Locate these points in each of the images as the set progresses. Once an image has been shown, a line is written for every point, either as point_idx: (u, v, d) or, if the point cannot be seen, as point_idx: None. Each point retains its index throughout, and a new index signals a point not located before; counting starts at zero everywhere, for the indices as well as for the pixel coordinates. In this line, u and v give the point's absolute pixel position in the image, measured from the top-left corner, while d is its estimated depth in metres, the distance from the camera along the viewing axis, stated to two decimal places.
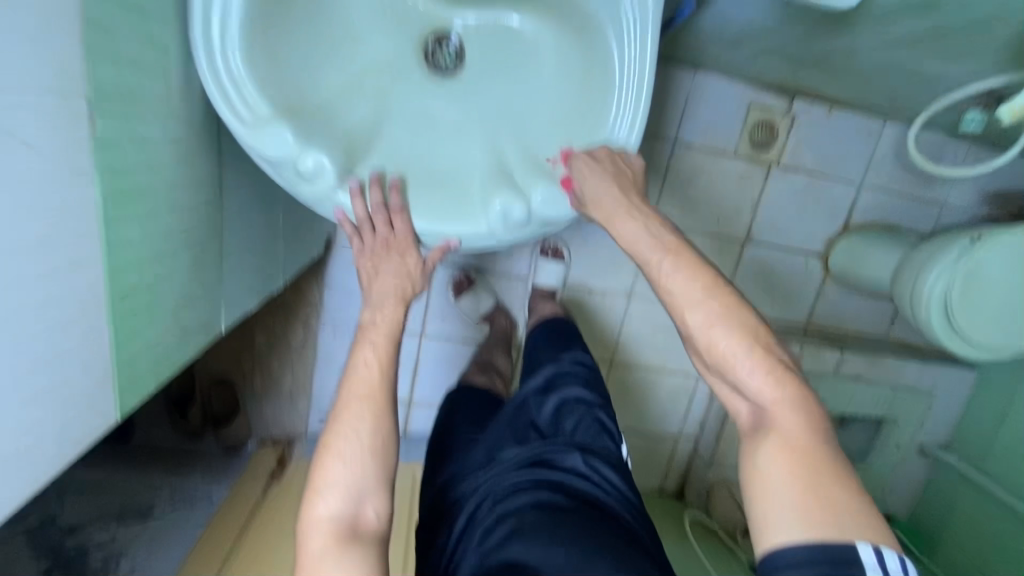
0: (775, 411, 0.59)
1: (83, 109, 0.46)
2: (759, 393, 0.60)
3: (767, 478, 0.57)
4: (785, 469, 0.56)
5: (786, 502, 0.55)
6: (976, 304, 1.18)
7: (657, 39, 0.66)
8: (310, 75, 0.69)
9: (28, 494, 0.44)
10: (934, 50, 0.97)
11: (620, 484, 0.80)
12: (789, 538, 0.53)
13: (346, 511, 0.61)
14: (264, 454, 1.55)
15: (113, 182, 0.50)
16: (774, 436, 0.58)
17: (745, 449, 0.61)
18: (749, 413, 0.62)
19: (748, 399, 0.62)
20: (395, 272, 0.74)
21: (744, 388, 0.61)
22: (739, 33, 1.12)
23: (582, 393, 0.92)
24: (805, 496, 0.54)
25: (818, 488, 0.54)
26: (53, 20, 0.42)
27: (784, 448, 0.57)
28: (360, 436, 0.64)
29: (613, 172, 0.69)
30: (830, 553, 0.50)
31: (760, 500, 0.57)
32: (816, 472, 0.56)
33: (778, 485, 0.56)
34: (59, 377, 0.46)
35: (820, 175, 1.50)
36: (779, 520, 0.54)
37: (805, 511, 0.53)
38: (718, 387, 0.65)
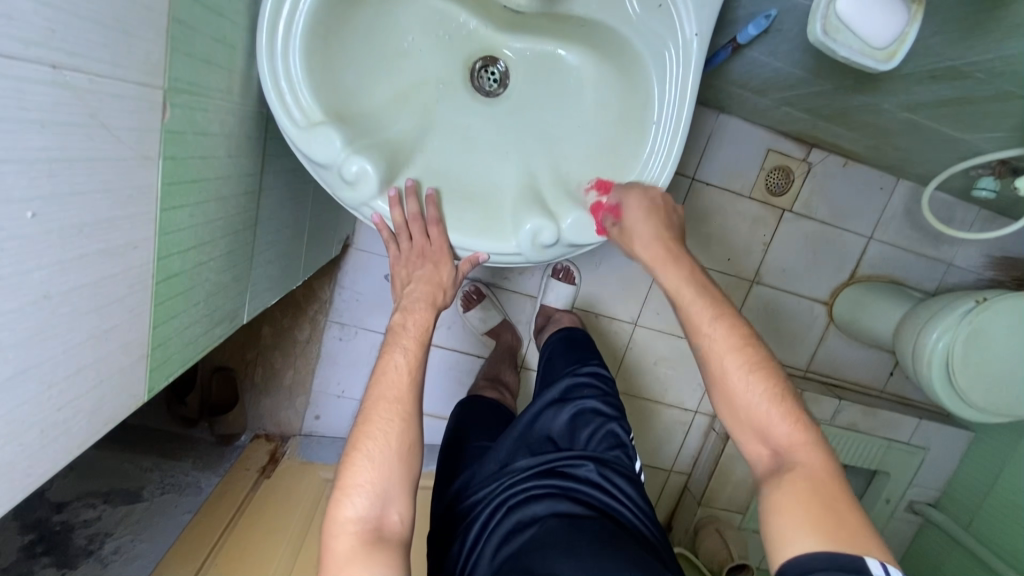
0: (794, 452, 0.65)
1: (158, 99, 0.48)
2: (780, 435, 0.66)
3: (784, 512, 0.61)
4: (804, 504, 0.60)
5: (805, 533, 0.58)
6: (977, 366, 1.19)
7: (700, 79, 0.68)
8: (361, 85, 0.71)
9: (62, 464, 0.46)
10: (955, 119, 1.01)
11: (633, 492, 0.83)
12: (804, 558, 0.57)
13: (371, 512, 0.62)
14: (258, 448, 1.53)
15: (174, 169, 0.52)
16: (793, 472, 0.63)
17: (765, 486, 0.65)
18: (771, 455, 0.66)
19: (769, 442, 0.66)
20: (427, 278, 0.76)
21: (765, 431, 0.67)
22: (766, 81, 1.15)
23: (599, 405, 0.93)
24: (820, 523, 0.58)
25: (837, 521, 0.58)
26: (147, 12, 0.44)
27: (805, 486, 0.61)
28: (387, 435, 0.66)
29: (654, 216, 0.72)
30: (837, 560, 0.55)
31: (779, 531, 0.60)
32: (835, 510, 0.59)
33: (792, 517, 0.60)
34: (104, 353, 0.47)
35: (831, 225, 1.54)
36: (796, 544, 0.59)
37: (825, 538, 0.57)
38: (737, 432, 0.70)
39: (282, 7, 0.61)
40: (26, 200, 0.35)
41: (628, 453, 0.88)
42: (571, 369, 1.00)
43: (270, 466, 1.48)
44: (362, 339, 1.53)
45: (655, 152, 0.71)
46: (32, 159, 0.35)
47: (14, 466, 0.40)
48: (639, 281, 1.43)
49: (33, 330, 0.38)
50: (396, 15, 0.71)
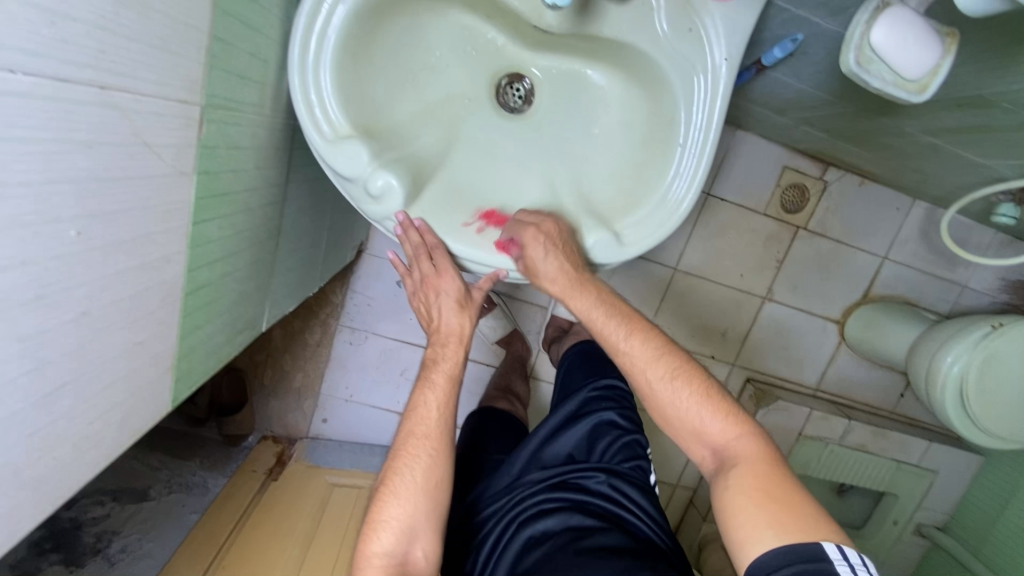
0: (732, 447, 0.70)
1: (195, 114, 0.48)
2: (717, 433, 0.71)
3: (737, 508, 0.64)
4: (749, 493, 0.65)
5: (758, 522, 0.62)
6: (991, 391, 1.18)
7: (728, 103, 0.67)
8: (388, 100, 0.71)
9: (90, 474, 0.46)
10: (978, 146, 1.00)
11: (646, 504, 0.82)
12: (765, 551, 0.60)
13: (397, 549, 0.67)
14: (266, 449, 1.53)
15: (206, 182, 0.53)
16: (736, 467, 0.68)
17: (716, 486, 0.69)
18: (712, 455, 0.72)
19: (708, 443, 0.72)
20: (451, 308, 0.77)
21: (703, 433, 0.72)
22: (786, 101, 1.15)
23: (617, 418, 0.91)
24: (769, 511, 0.62)
25: (780, 503, 0.63)
26: (190, 31, 0.44)
27: (746, 477, 0.66)
28: (416, 474, 0.70)
29: (557, 250, 0.72)
30: (795, 551, 0.58)
31: (737, 529, 0.64)
32: (776, 493, 0.64)
33: (745, 513, 0.63)
34: (134, 366, 0.48)
35: (845, 244, 1.53)
36: (755, 538, 0.61)
37: (779, 527, 0.61)
38: (682, 438, 0.75)
39: (315, 25, 0.62)
40: (71, 218, 0.36)
41: (642, 467, 0.86)
42: (588, 380, 0.98)
43: (278, 468, 1.50)
44: (372, 344, 1.53)
45: (679, 176, 0.70)
46: (78, 179, 0.36)
47: (46, 478, 0.40)
48: None
49: (70, 346, 0.39)
50: (425, 31, 0.71)
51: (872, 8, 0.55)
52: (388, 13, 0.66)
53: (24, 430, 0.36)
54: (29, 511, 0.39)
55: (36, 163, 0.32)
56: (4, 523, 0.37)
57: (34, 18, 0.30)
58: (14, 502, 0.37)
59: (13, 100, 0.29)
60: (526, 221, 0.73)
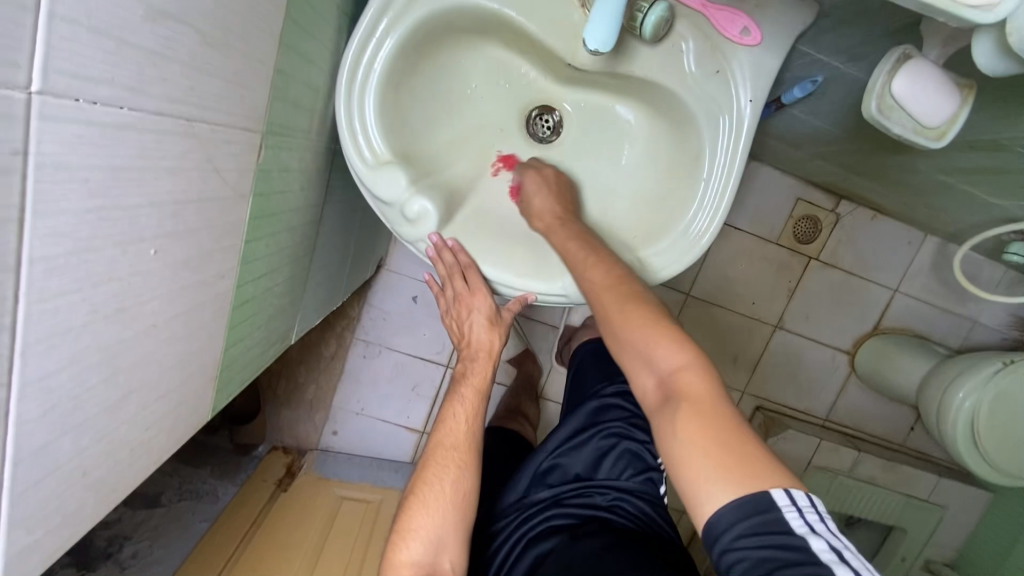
0: (684, 382, 0.59)
1: (255, 141, 0.51)
2: (667, 366, 0.61)
3: (684, 452, 0.55)
4: (696, 431, 0.55)
5: (705, 465, 0.53)
6: (1002, 427, 1.19)
7: (750, 142, 0.69)
8: (426, 129, 0.75)
9: (142, 478, 0.48)
10: (991, 186, 1.03)
11: (648, 510, 0.84)
12: (719, 504, 0.51)
13: (425, 559, 0.68)
14: (276, 460, 1.53)
15: (260, 203, 0.56)
16: (683, 403, 0.58)
17: (660, 423, 0.59)
18: (657, 388, 0.62)
19: (656, 371, 0.62)
20: (481, 324, 0.79)
21: (653, 360, 0.63)
22: (803, 135, 1.18)
23: (623, 429, 0.89)
24: (717, 455, 0.53)
25: (728, 443, 0.53)
26: (259, 66, 0.47)
27: (693, 414, 0.56)
28: (445, 485, 0.72)
29: (553, 190, 0.75)
30: (746, 501, 0.50)
31: (689, 481, 0.54)
32: (727, 433, 0.54)
33: (693, 460, 0.54)
34: (187, 375, 0.50)
35: (856, 275, 1.55)
36: (707, 485, 0.52)
37: (727, 471, 0.52)
38: (628, 367, 0.66)
39: (361, 60, 0.66)
40: (151, 237, 0.38)
41: (652, 479, 0.87)
42: (597, 391, 0.94)
43: (287, 479, 1.48)
44: (386, 358, 1.54)
45: (701, 211, 0.72)
46: (161, 203, 0.38)
47: (106, 481, 0.42)
48: None
49: (138, 356, 0.41)
50: (463, 65, 0.75)
51: (894, 59, 0.58)
52: (430, 49, 0.70)
53: (93, 435, 0.38)
54: (89, 513, 0.41)
55: (132, 189, 0.35)
56: (70, 523, 0.39)
57: (143, 61, 0.33)
58: (79, 502, 0.39)
59: (120, 132, 0.32)
60: (531, 165, 0.77)
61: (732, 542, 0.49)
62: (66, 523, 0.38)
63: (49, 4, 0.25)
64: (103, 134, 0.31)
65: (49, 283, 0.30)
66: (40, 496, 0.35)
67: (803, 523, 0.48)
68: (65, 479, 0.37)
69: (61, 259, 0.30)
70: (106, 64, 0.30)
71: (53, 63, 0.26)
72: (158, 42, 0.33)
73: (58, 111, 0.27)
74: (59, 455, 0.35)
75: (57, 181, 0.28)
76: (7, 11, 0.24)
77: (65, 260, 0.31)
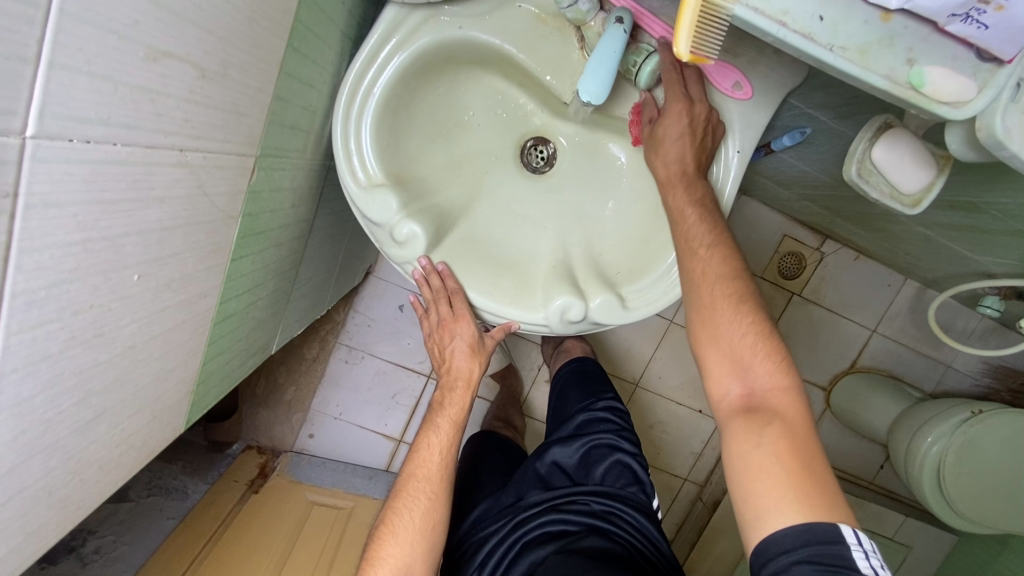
0: (772, 398, 0.64)
1: (249, 164, 0.51)
2: (758, 379, 0.65)
3: (760, 466, 0.61)
4: (782, 454, 0.61)
5: (783, 492, 0.59)
6: (968, 474, 1.20)
7: (735, 192, 0.70)
8: (420, 153, 0.76)
9: (110, 492, 0.48)
10: (967, 242, 1.06)
11: (644, 522, 0.79)
12: (783, 527, 0.57)
13: None
14: (249, 460, 1.49)
15: (249, 223, 0.56)
16: (776, 426, 0.62)
17: (739, 432, 0.64)
18: (744, 399, 0.66)
19: (749, 382, 0.66)
20: (462, 352, 0.81)
21: (747, 366, 0.66)
22: (791, 178, 1.21)
23: (616, 440, 0.85)
24: (790, 477, 0.60)
25: (808, 472, 0.60)
26: (258, 95, 0.48)
27: (784, 436, 0.62)
28: (415, 516, 0.73)
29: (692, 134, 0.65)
30: (815, 532, 0.56)
31: (758, 493, 0.60)
32: (808, 461, 0.60)
33: (767, 477, 0.60)
34: (162, 391, 0.50)
35: (836, 314, 1.57)
36: (780, 508, 0.58)
37: (802, 498, 0.58)
38: (715, 366, 0.68)
39: (360, 86, 0.67)
40: (136, 264, 0.39)
41: (645, 490, 0.83)
42: (584, 405, 0.91)
43: (260, 480, 1.44)
44: (369, 365, 1.53)
45: None
46: (146, 230, 0.39)
47: (73, 498, 0.42)
48: (654, 327, 1.38)
49: (114, 376, 0.41)
50: (462, 93, 0.75)
51: (873, 128, 0.61)
52: (431, 77, 0.71)
53: (61, 455, 0.39)
54: (54, 530, 0.41)
55: (119, 221, 0.35)
56: (34, 541, 0.39)
57: (141, 99, 0.33)
58: (42, 520, 0.39)
59: (113, 168, 0.33)
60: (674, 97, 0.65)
61: (792, 561, 0.55)
62: (28, 541, 0.38)
63: (50, 56, 0.26)
64: (94, 170, 0.31)
65: (29, 315, 0.31)
66: (5, 516, 0.35)
67: (866, 563, 0.54)
68: (31, 498, 0.37)
69: (42, 292, 0.31)
70: (101, 106, 0.30)
71: (49, 108, 0.27)
72: (155, 80, 0.34)
73: (50, 152, 0.28)
74: (27, 477, 0.36)
75: (43, 219, 0.29)
76: (7, 65, 0.24)
77: (47, 293, 0.31)
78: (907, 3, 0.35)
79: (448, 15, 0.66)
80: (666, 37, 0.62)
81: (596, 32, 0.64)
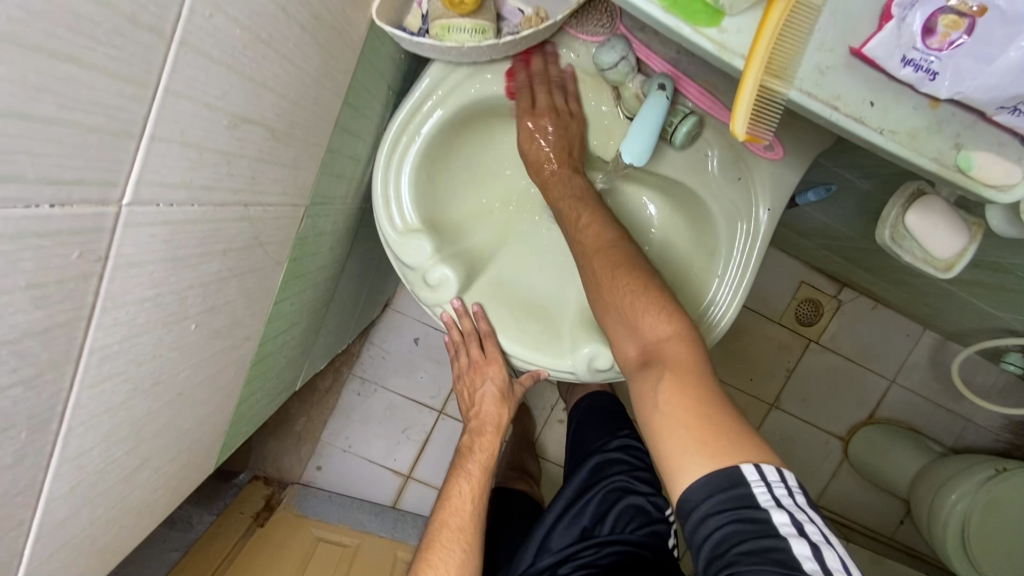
0: (667, 348, 0.56)
1: (299, 213, 0.53)
2: (651, 329, 0.58)
3: (663, 420, 0.51)
4: (672, 400, 0.51)
5: (689, 449, 0.48)
6: (996, 538, 1.11)
7: (767, 247, 0.69)
8: (453, 201, 0.77)
9: (141, 537, 0.47)
10: (988, 298, 1.05)
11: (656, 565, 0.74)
12: (691, 481, 0.47)
13: None
14: (257, 490, 1.40)
15: (294, 267, 0.57)
16: (666, 375, 0.54)
17: (640, 394, 0.56)
18: (641, 356, 0.58)
19: (642, 340, 0.59)
20: (492, 396, 0.81)
21: (637, 322, 0.59)
22: (812, 227, 1.21)
23: (627, 485, 0.80)
24: (694, 426, 0.49)
25: (710, 415, 0.49)
26: (314, 149, 0.50)
27: (675, 381, 0.53)
28: (449, 569, 0.72)
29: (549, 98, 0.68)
30: (722, 473, 0.45)
31: (666, 449, 0.50)
32: (707, 407, 0.50)
33: (672, 429, 0.50)
34: (199, 436, 0.50)
35: (855, 363, 1.55)
36: (684, 461, 0.48)
37: (705, 447, 0.47)
38: (615, 338, 0.62)
39: (401, 138, 0.69)
40: (194, 314, 0.40)
41: (659, 531, 0.78)
42: (599, 445, 0.87)
43: (265, 513, 1.35)
44: (380, 398, 1.48)
45: (713, 304, 0.72)
46: (206, 282, 0.39)
47: (110, 544, 0.42)
48: None
49: (160, 424, 0.42)
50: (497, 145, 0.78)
51: (905, 196, 0.62)
52: (469, 127, 0.73)
53: (106, 504, 0.39)
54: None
55: (185, 275, 0.36)
56: None
57: (219, 161, 0.35)
58: (81, 568, 0.39)
59: (188, 227, 0.34)
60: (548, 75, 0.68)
61: (706, 513, 0.45)
62: None
63: (152, 131, 0.28)
64: (172, 231, 0.33)
65: (101, 369, 0.31)
66: (52, 565, 0.35)
67: (789, 499, 0.44)
68: (75, 548, 0.37)
69: (115, 346, 0.32)
70: (187, 172, 0.32)
71: (145, 179, 0.28)
72: (232, 143, 0.36)
73: (140, 217, 0.29)
74: (74, 527, 0.36)
75: (126, 278, 0.30)
76: (116, 142, 0.26)
77: (119, 346, 0.32)
78: (957, 93, 0.35)
79: (490, 72, 0.67)
80: (701, 99, 0.64)
81: (634, 93, 0.65)
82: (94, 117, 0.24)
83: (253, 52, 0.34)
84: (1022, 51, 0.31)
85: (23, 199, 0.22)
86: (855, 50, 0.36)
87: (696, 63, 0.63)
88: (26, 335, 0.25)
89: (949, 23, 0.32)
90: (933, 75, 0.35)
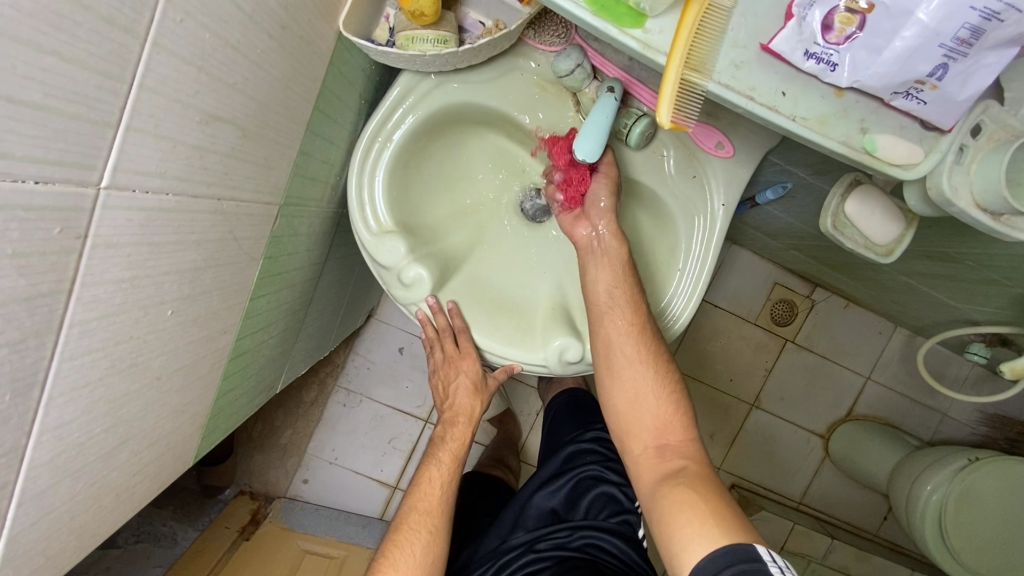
0: (684, 455, 0.68)
1: (273, 212, 0.56)
2: (672, 438, 0.70)
3: (680, 508, 0.61)
4: (688, 495, 0.61)
5: (702, 530, 0.57)
6: (970, 525, 1.14)
7: (723, 243, 0.74)
8: (426, 205, 0.81)
9: (120, 523, 0.49)
10: (945, 290, 1.09)
11: (625, 550, 0.76)
12: (704, 556, 0.55)
13: None
14: (242, 505, 1.40)
15: (269, 265, 0.60)
16: (684, 476, 0.64)
17: (658, 490, 0.65)
18: (657, 458, 0.69)
19: (662, 446, 0.70)
20: (466, 389, 0.84)
21: (661, 430, 0.71)
22: (779, 228, 1.26)
23: (601, 474, 0.82)
24: (708, 513, 0.58)
25: (719, 506, 0.59)
26: (285, 150, 0.53)
27: (692, 482, 0.63)
28: (415, 550, 0.73)
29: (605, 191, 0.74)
30: (737, 552, 0.53)
31: (681, 531, 0.59)
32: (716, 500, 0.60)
33: (688, 514, 0.59)
34: (178, 426, 0.53)
35: (831, 360, 1.59)
36: (698, 538, 0.57)
37: (717, 527, 0.57)
38: (633, 437, 0.72)
39: (374, 143, 0.72)
40: (170, 300, 0.42)
41: (629, 520, 0.80)
42: (573, 436, 0.89)
43: (251, 527, 1.35)
44: (366, 409, 1.49)
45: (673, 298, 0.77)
46: (181, 270, 0.42)
47: (90, 524, 0.44)
48: None
49: (138, 408, 0.44)
50: (467, 151, 0.81)
51: (844, 186, 0.66)
52: (440, 133, 0.77)
53: (86, 481, 0.41)
54: (69, 554, 0.43)
55: (162, 261, 0.39)
56: (49, 565, 0.41)
57: (191, 155, 0.38)
58: (61, 545, 0.41)
59: (164, 215, 0.37)
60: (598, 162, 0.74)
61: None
62: (45, 565, 0.40)
63: (128, 121, 0.31)
64: (149, 216, 0.36)
65: (81, 343, 0.34)
66: (33, 536, 0.37)
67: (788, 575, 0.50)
68: (55, 522, 0.39)
69: (94, 322, 0.34)
70: (162, 162, 0.35)
71: (121, 165, 0.32)
72: (204, 138, 0.39)
73: (118, 200, 0.32)
74: (54, 500, 0.38)
75: (103, 258, 0.33)
76: (94, 129, 0.29)
77: (98, 323, 0.35)
78: (856, 82, 0.40)
79: (457, 80, 0.71)
80: (653, 102, 0.68)
81: (591, 98, 0.70)
82: (73, 105, 0.27)
83: (222, 55, 0.37)
84: (905, 42, 0.36)
85: (9, 174, 0.25)
86: (765, 46, 0.41)
87: (647, 69, 0.68)
88: (12, 301, 0.28)
89: (843, 20, 0.37)
90: (833, 66, 0.39)
